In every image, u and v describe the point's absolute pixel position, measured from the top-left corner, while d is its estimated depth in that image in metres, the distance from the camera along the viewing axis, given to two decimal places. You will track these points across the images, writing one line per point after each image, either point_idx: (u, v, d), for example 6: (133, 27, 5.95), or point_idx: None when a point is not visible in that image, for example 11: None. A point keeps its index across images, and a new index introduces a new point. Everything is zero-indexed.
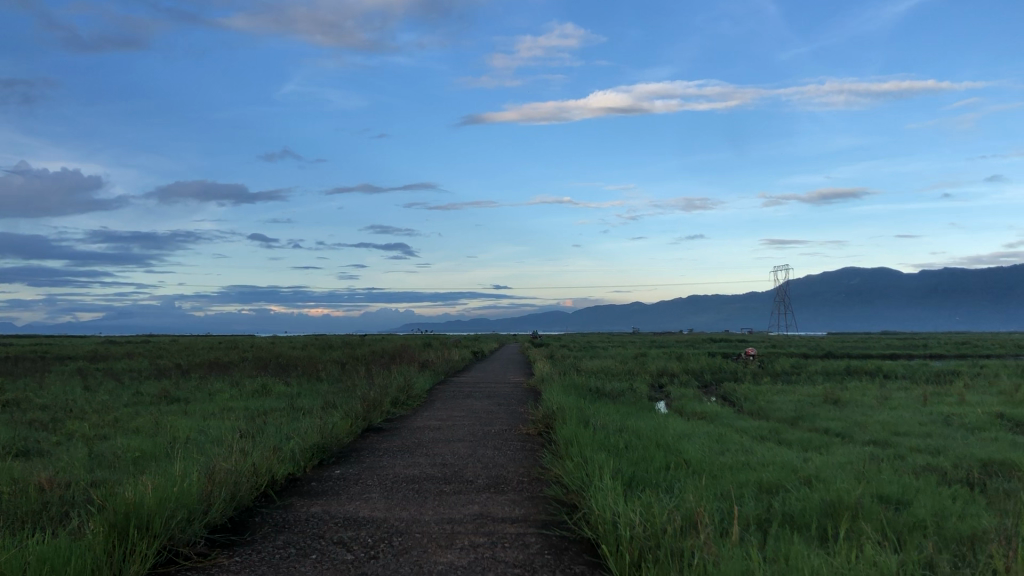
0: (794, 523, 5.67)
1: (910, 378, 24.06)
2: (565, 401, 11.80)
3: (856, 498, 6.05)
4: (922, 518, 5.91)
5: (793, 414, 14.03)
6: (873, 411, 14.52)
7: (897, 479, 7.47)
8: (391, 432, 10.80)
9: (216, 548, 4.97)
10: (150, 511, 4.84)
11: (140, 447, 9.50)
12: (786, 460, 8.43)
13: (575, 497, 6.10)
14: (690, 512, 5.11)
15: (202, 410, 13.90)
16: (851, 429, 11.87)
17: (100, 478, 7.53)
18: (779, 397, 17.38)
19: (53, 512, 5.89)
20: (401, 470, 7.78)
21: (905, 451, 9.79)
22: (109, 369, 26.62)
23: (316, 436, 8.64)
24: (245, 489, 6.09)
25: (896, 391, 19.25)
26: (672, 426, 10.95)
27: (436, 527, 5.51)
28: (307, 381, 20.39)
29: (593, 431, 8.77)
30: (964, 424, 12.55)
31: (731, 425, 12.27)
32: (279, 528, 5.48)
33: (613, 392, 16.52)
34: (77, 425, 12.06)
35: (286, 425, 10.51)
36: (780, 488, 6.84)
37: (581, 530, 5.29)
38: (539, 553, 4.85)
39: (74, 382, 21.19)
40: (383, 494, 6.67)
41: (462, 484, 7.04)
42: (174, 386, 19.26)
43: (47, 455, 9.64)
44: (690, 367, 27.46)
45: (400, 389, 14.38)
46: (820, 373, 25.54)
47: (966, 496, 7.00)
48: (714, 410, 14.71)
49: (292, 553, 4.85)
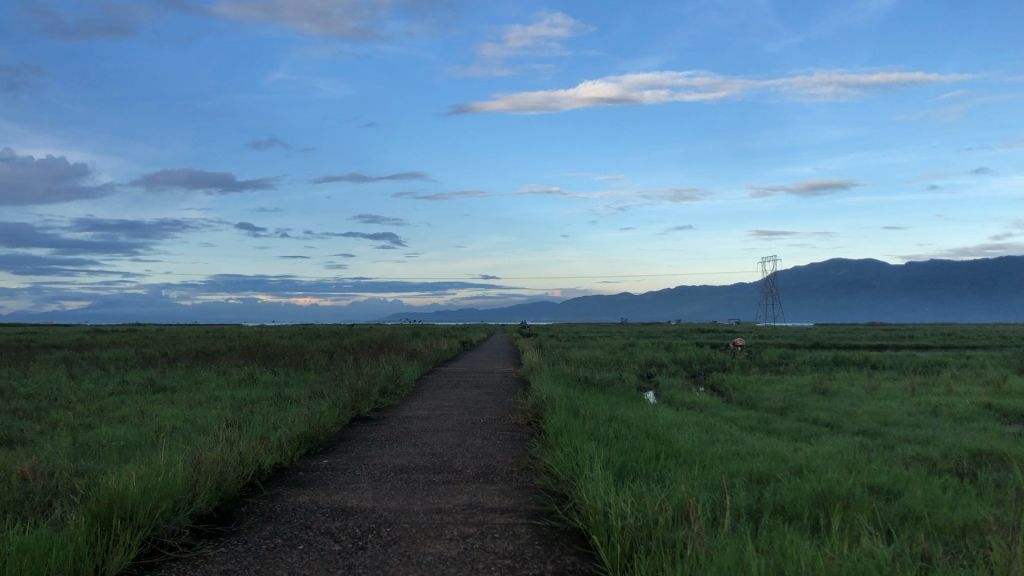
0: (785, 513, 5.64)
1: (898, 368, 24.13)
2: (554, 391, 11.75)
3: (847, 489, 6.02)
4: (914, 508, 5.88)
5: (782, 404, 14.02)
6: (861, 401, 14.54)
7: (888, 469, 7.45)
8: (379, 421, 10.72)
9: (202, 538, 4.89)
10: (134, 501, 4.76)
11: (125, 436, 9.40)
12: (776, 450, 8.39)
13: (565, 487, 6.05)
14: (682, 502, 5.06)
15: (188, 399, 13.76)
16: (841, 420, 11.86)
17: (83, 467, 7.42)
18: (767, 387, 17.36)
19: (35, 502, 5.79)
20: (389, 460, 7.71)
21: (894, 442, 9.79)
22: (93, 358, 26.38)
23: (303, 426, 8.55)
24: (231, 479, 6.00)
25: (885, 381, 19.31)
26: (661, 415, 10.91)
27: (425, 518, 5.44)
28: (295, 370, 20.30)
29: (582, 421, 8.71)
30: (951, 414, 12.57)
31: (720, 415, 12.25)
32: (266, 519, 5.40)
33: (601, 381, 16.49)
34: (60, 415, 11.91)
35: (272, 415, 10.42)
36: (771, 478, 6.81)
37: (572, 521, 5.24)
38: (529, 544, 4.79)
39: (59, 371, 21.01)
40: (371, 483, 6.60)
41: (451, 473, 6.99)
42: (159, 374, 19.13)
43: (31, 444, 9.52)
44: (679, 358, 27.45)
45: (388, 379, 14.29)
46: (808, 364, 25.58)
47: (957, 486, 6.99)
48: (703, 400, 14.69)
49: (278, 544, 4.78)
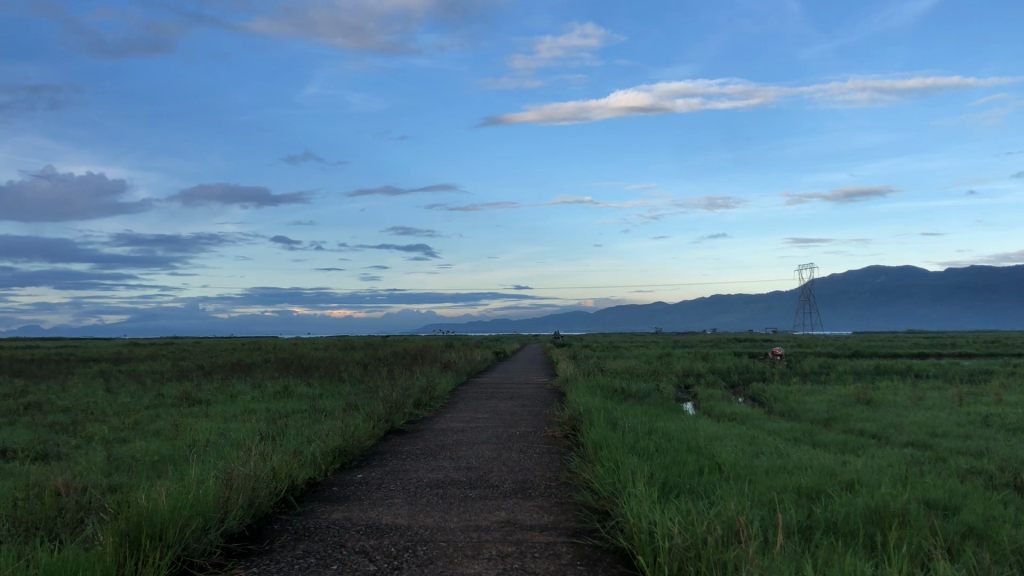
0: (839, 531, 5.39)
1: (942, 376, 23.67)
2: (592, 402, 11.53)
3: (903, 504, 5.76)
4: (977, 526, 5.61)
5: (825, 415, 13.69)
6: (908, 411, 14.17)
7: (943, 483, 7.16)
8: (414, 434, 10.58)
9: (232, 558, 4.75)
10: (164, 519, 4.63)
11: (159, 450, 9.33)
12: (823, 463, 8.12)
13: (607, 503, 5.83)
14: (732, 521, 4.83)
15: (223, 412, 13.76)
16: (888, 431, 11.52)
17: (117, 482, 7.38)
18: (809, 397, 16.97)
19: (68, 519, 5.70)
20: (424, 474, 7.56)
21: (946, 454, 9.45)
22: (131, 371, 26.70)
23: (338, 439, 8.45)
24: (263, 494, 5.87)
25: (931, 390, 18.85)
26: (703, 427, 10.64)
27: (461, 535, 5.26)
28: (330, 382, 20.24)
29: (622, 433, 8.50)
30: (1003, 424, 12.18)
31: (762, 426, 11.96)
32: (299, 537, 5.25)
33: (639, 393, 16.21)
34: (96, 428, 11.95)
35: (307, 428, 10.31)
36: (821, 493, 6.56)
37: (615, 539, 5.04)
38: (571, 564, 4.60)
39: (96, 384, 21.13)
40: (406, 499, 6.44)
41: (488, 489, 6.80)
42: (195, 388, 19.11)
43: (65, 459, 9.48)
44: (717, 367, 27.05)
45: (423, 391, 14.13)
46: (850, 373, 25.06)
47: (1016, 502, 6.69)
48: (743, 411, 14.38)
49: (311, 564, 4.62)
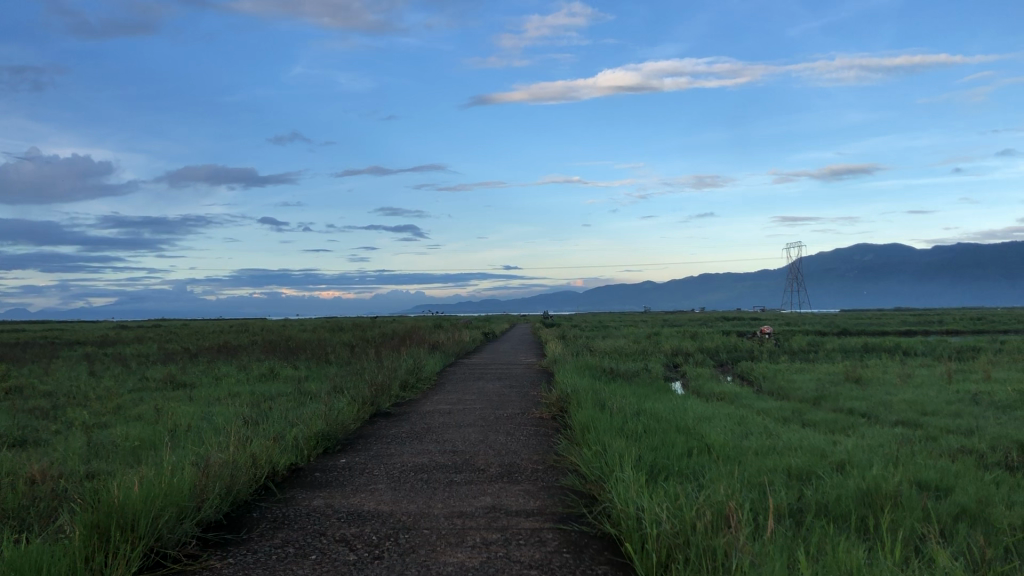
0: (829, 514, 5.30)
1: (931, 354, 23.72)
2: (579, 383, 11.40)
3: (895, 486, 5.65)
4: (969, 506, 5.52)
5: (814, 394, 13.64)
6: (896, 389, 14.18)
7: (933, 463, 7.06)
8: (399, 416, 10.45)
9: (208, 549, 4.61)
10: (136, 509, 4.48)
11: (139, 435, 9.18)
12: (813, 443, 8.02)
13: (594, 488, 5.71)
14: (721, 506, 4.69)
15: (207, 396, 13.58)
16: (878, 410, 11.46)
17: (94, 470, 7.23)
18: (799, 376, 16.92)
19: (42, 508, 5.54)
20: (409, 458, 7.42)
21: (936, 433, 9.39)
22: (114, 355, 25.89)
23: (320, 423, 8.28)
24: (242, 482, 5.72)
25: (919, 368, 18.81)
26: (692, 408, 10.49)
27: (445, 522, 5.12)
28: (316, 364, 20.05)
29: (610, 415, 8.36)
30: (992, 402, 12.12)
31: (752, 406, 11.88)
32: (278, 525, 5.11)
33: (627, 372, 16.12)
34: (76, 413, 11.74)
35: (291, 411, 10.17)
36: (812, 475, 6.46)
37: (601, 525, 4.93)
38: (557, 552, 4.47)
39: (81, 368, 20.90)
40: (389, 484, 6.30)
41: (474, 473, 6.68)
42: (180, 371, 18.97)
43: (44, 445, 9.33)
44: (703, 346, 26.98)
45: (408, 372, 13.99)
46: (839, 351, 24.99)
47: (1008, 482, 6.60)
48: (732, 390, 14.36)
49: (289, 554, 4.48)
